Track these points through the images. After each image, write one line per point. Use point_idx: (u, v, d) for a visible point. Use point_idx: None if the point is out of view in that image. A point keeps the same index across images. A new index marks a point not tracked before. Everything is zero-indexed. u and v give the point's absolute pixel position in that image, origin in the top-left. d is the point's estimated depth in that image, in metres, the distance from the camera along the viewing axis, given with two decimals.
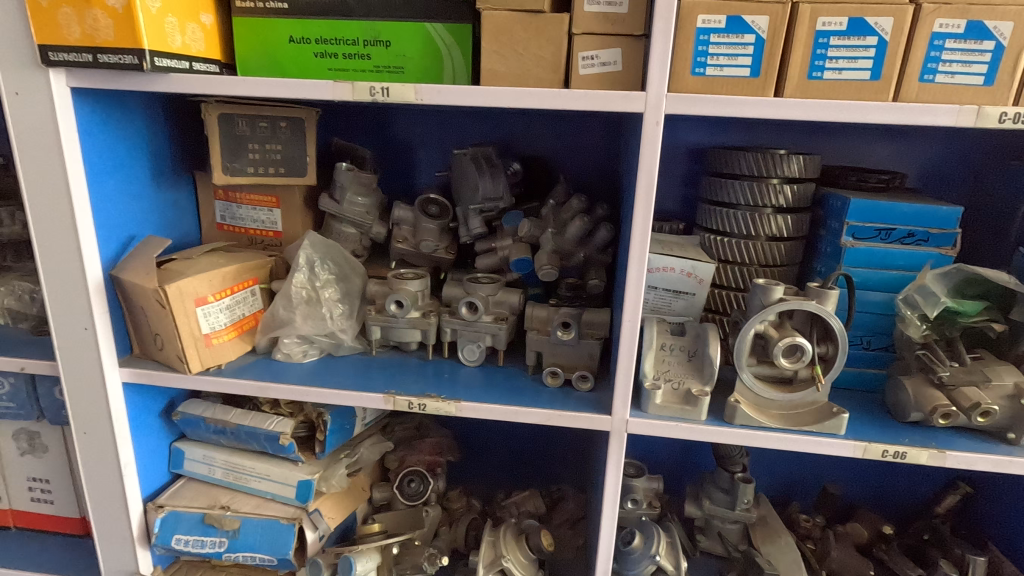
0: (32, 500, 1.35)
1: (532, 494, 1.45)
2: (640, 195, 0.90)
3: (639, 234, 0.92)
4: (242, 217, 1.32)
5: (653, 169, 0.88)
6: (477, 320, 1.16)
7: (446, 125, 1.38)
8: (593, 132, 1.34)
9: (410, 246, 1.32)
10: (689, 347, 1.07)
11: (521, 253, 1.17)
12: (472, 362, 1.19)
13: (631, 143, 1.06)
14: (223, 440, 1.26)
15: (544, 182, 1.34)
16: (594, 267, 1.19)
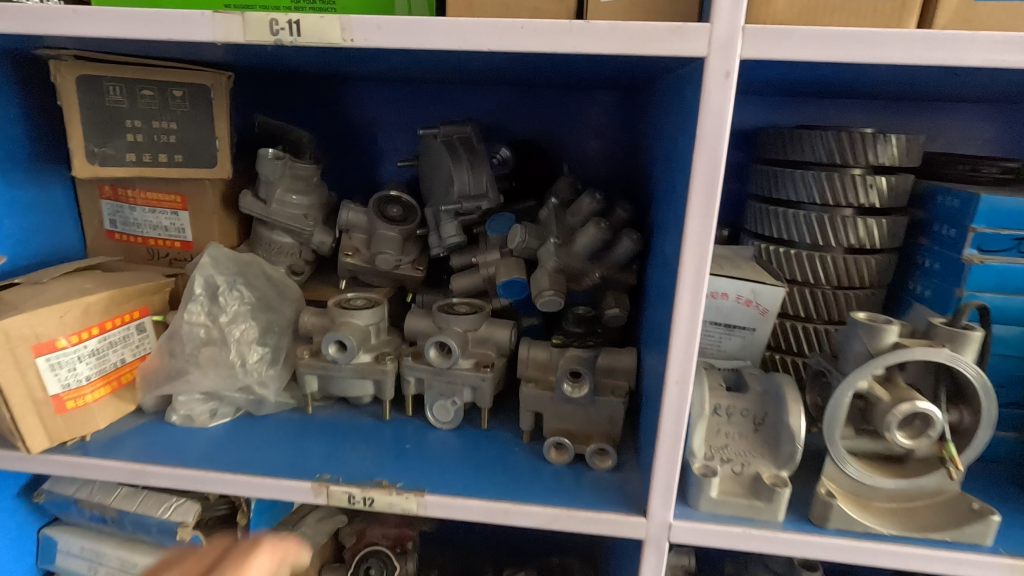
0: None
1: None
2: (697, 193, 0.57)
3: (693, 256, 0.59)
4: (138, 223, 0.99)
5: (719, 151, 0.55)
6: (452, 367, 0.83)
7: (414, 101, 1.06)
8: (604, 109, 1.02)
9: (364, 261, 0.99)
10: (756, 411, 0.74)
11: (512, 272, 0.84)
12: (445, 424, 0.86)
13: (669, 115, 0.72)
14: (107, 528, 0.92)
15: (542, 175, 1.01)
16: (613, 291, 0.85)
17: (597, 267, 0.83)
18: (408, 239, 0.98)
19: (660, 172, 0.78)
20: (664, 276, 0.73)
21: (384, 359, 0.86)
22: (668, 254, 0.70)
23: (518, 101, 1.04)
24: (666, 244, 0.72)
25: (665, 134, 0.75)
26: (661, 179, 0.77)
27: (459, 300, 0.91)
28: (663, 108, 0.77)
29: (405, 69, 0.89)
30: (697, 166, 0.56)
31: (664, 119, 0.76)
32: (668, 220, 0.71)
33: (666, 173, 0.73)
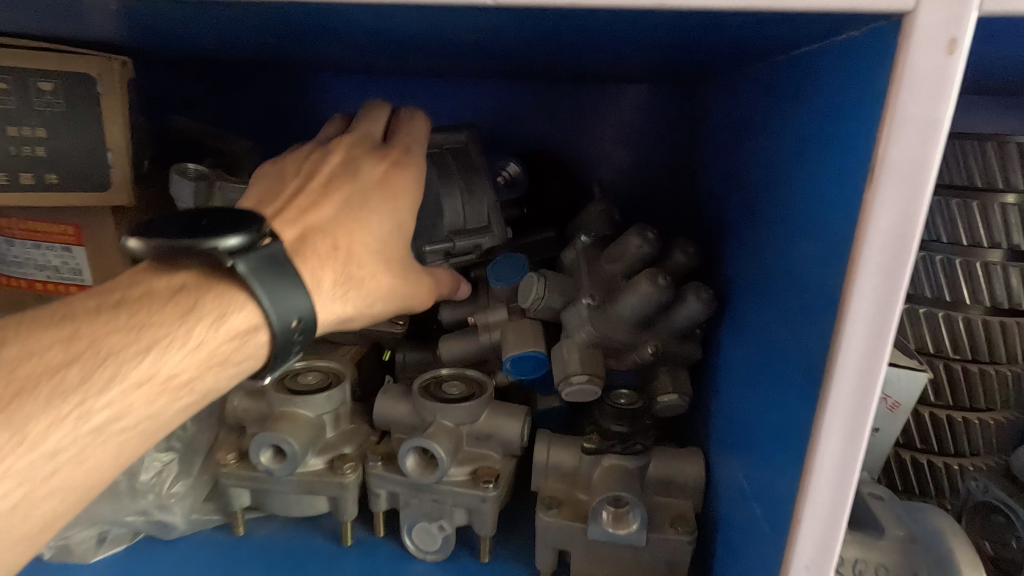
0: None
1: None
2: (869, 264, 0.31)
3: (850, 371, 0.33)
4: (19, 262, 0.72)
5: (919, 190, 0.30)
6: (436, 481, 0.58)
7: (394, 99, 0.81)
8: (645, 110, 0.78)
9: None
10: (902, 570, 0.47)
11: (524, 344, 0.59)
12: (428, 556, 0.61)
13: (782, 119, 0.47)
14: None
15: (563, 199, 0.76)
16: (669, 369, 0.60)
17: (647, 338, 0.57)
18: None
19: (754, 205, 0.53)
20: (765, 368, 0.47)
21: (342, 467, 0.60)
22: (776, 341, 0.45)
23: (532, 100, 0.80)
24: (769, 321, 0.47)
25: (770, 149, 0.49)
26: (758, 216, 0.51)
27: (451, 373, 0.66)
28: (766, 109, 0.52)
29: (377, 54, 0.64)
30: (874, 216, 0.31)
31: (767, 126, 0.51)
32: (775, 285, 0.45)
33: (770, 209, 0.48)
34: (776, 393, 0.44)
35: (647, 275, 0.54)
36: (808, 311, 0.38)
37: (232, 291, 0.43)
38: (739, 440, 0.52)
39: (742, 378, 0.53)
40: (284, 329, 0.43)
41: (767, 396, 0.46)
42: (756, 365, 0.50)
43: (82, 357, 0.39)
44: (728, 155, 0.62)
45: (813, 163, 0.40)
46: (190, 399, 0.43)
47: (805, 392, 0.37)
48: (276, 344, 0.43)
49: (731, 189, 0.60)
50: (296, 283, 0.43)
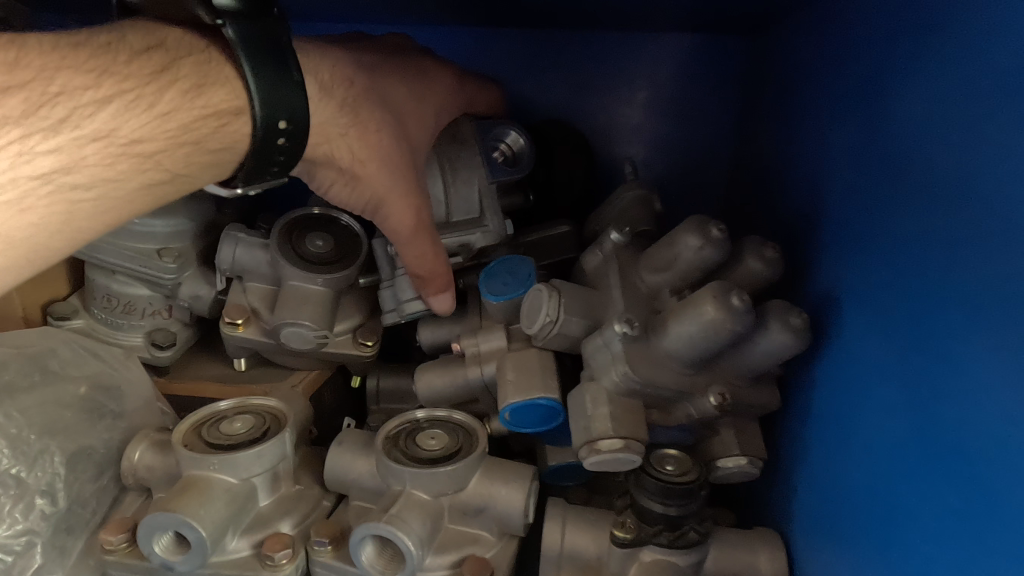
0: None
1: None
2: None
3: None
4: None
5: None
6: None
7: None
8: (693, 64, 0.60)
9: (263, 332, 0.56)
10: None
11: (528, 386, 0.42)
12: None
13: (1007, 43, 0.29)
14: None
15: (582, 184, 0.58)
16: (735, 422, 0.42)
17: (708, 381, 0.40)
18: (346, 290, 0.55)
19: (903, 185, 0.35)
20: (940, 440, 0.30)
21: (274, 556, 0.43)
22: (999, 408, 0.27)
23: (543, 52, 0.61)
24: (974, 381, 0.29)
25: (956, 102, 0.32)
26: (916, 203, 0.34)
27: (438, 414, 0.48)
28: (934, 41, 0.34)
29: None
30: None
31: (945, 62, 0.33)
32: (994, 316, 0.28)
33: (979, 205, 0.30)
34: (994, 493, 0.27)
35: (714, 292, 0.36)
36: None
37: (220, 71, 0.36)
38: (863, 536, 0.35)
39: (864, 442, 0.36)
40: (270, 128, 0.37)
41: (966, 492, 0.29)
42: (906, 429, 0.33)
43: (31, 88, 0.30)
44: (828, 116, 0.44)
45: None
46: (160, 175, 0.35)
47: None
48: (256, 146, 0.37)
49: (838, 162, 0.42)
50: (295, 76, 0.37)
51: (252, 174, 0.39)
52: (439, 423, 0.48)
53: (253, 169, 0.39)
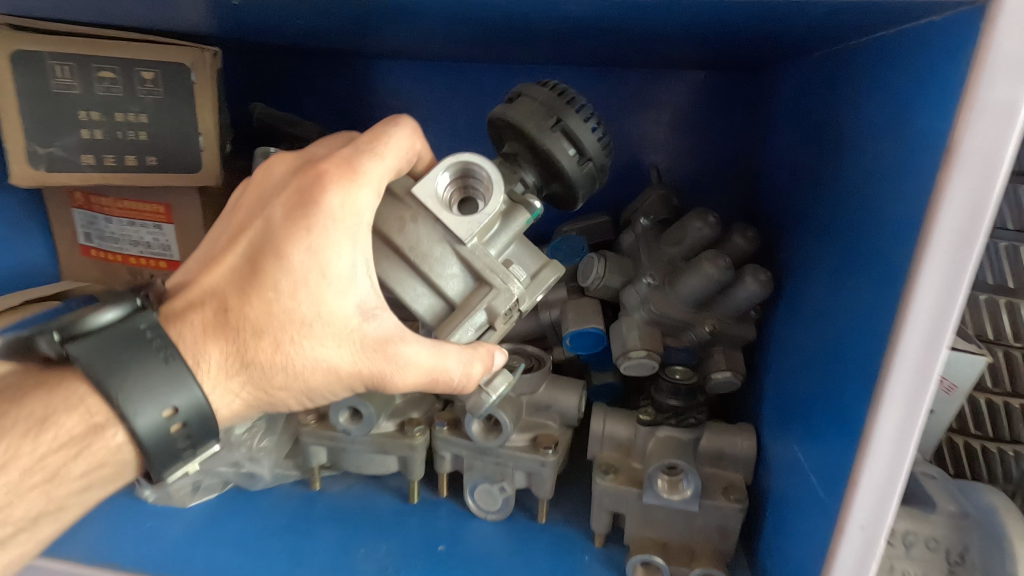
0: None
1: None
2: (951, 205, 0.32)
3: (916, 339, 0.35)
4: (116, 238, 0.80)
5: (1013, 122, 0.31)
6: (502, 445, 0.62)
7: (451, 85, 0.82)
8: (704, 95, 0.79)
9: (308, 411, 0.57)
10: (952, 543, 0.50)
11: (585, 321, 0.62)
12: (492, 513, 0.65)
13: (844, 97, 0.49)
14: None
15: (585, 166, 0.51)
16: (725, 349, 0.62)
17: (707, 319, 0.60)
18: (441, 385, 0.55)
19: (812, 184, 0.54)
20: (818, 336, 0.50)
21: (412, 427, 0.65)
22: (838, 299, 0.46)
23: (594, 87, 0.81)
24: (829, 299, 0.48)
25: (829, 131, 0.51)
26: (814, 197, 0.53)
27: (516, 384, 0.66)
28: (826, 92, 0.53)
29: (444, 42, 0.66)
30: (956, 166, 0.32)
31: (827, 108, 0.52)
32: (836, 258, 0.47)
33: (834, 194, 0.49)
34: (831, 362, 0.46)
35: (708, 256, 0.56)
36: (882, 262, 0.39)
37: (69, 396, 0.41)
38: (800, 419, 0.52)
39: (795, 350, 0.55)
40: (160, 420, 0.41)
41: (823, 361, 0.48)
42: (809, 339, 0.52)
43: None
44: (787, 138, 0.63)
45: (891, 125, 0.40)
46: (46, 504, 0.42)
47: (866, 360, 0.40)
48: (151, 448, 0.41)
49: (789, 171, 0.61)
50: (160, 353, 0.42)
51: (160, 463, 0.42)
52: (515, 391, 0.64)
53: (159, 460, 0.42)
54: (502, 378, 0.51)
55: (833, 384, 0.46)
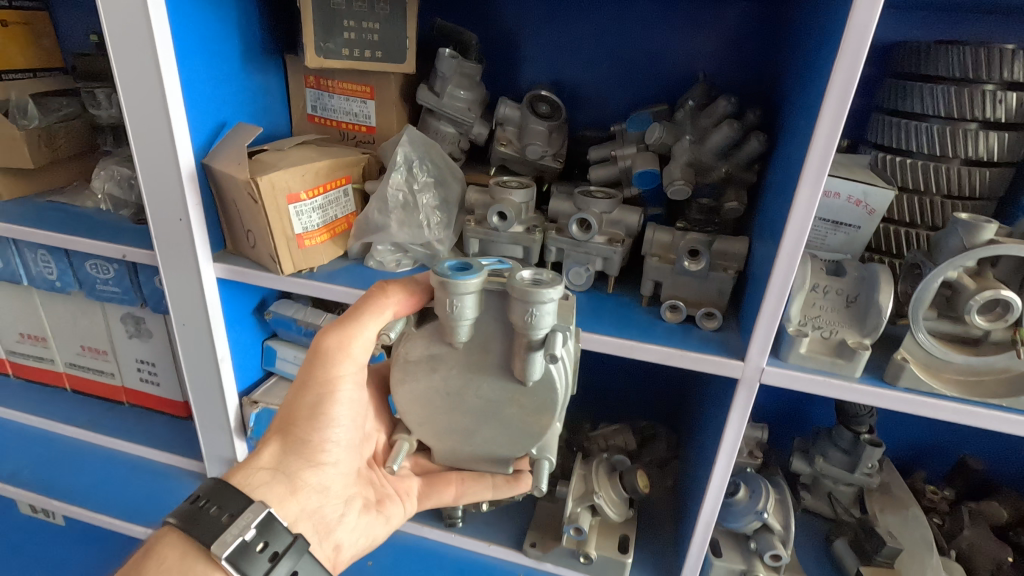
0: (141, 380, 1.47)
1: (622, 428, 1.37)
2: (838, 77, 0.69)
3: (821, 145, 0.73)
4: (334, 109, 1.20)
5: (866, 37, 0.67)
6: (589, 240, 1.02)
7: (562, 8, 1.16)
8: (745, 20, 1.10)
9: (413, 411, 0.78)
10: (848, 291, 0.88)
11: (647, 165, 1.00)
12: (578, 286, 1.06)
13: (812, 21, 0.83)
14: None
15: None
16: (734, 187, 1.00)
17: (724, 164, 0.98)
18: (501, 346, 0.73)
19: (793, 78, 0.90)
20: (786, 165, 0.88)
21: (541, 473, 0.78)
22: (797, 140, 0.84)
23: (665, 10, 1.13)
24: (792, 143, 0.86)
25: (802, 44, 0.87)
26: (793, 85, 0.89)
27: (549, 313, 0.67)
28: (805, 19, 0.88)
29: None
30: (843, 56, 0.68)
31: (804, 29, 0.87)
32: (798, 117, 0.84)
33: (801, 81, 0.85)
34: (788, 177, 0.85)
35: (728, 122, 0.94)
36: (813, 110, 0.76)
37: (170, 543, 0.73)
38: (773, 217, 0.91)
39: (774, 180, 0.93)
40: (221, 512, 0.75)
41: (787, 177, 0.86)
42: (782, 170, 0.90)
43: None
44: (786, 49, 0.97)
45: (826, 37, 0.76)
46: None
47: (800, 164, 0.78)
48: (219, 532, 0.73)
49: (784, 71, 0.96)
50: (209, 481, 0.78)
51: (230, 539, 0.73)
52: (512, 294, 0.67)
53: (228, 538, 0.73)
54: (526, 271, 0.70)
55: (788, 187, 0.84)
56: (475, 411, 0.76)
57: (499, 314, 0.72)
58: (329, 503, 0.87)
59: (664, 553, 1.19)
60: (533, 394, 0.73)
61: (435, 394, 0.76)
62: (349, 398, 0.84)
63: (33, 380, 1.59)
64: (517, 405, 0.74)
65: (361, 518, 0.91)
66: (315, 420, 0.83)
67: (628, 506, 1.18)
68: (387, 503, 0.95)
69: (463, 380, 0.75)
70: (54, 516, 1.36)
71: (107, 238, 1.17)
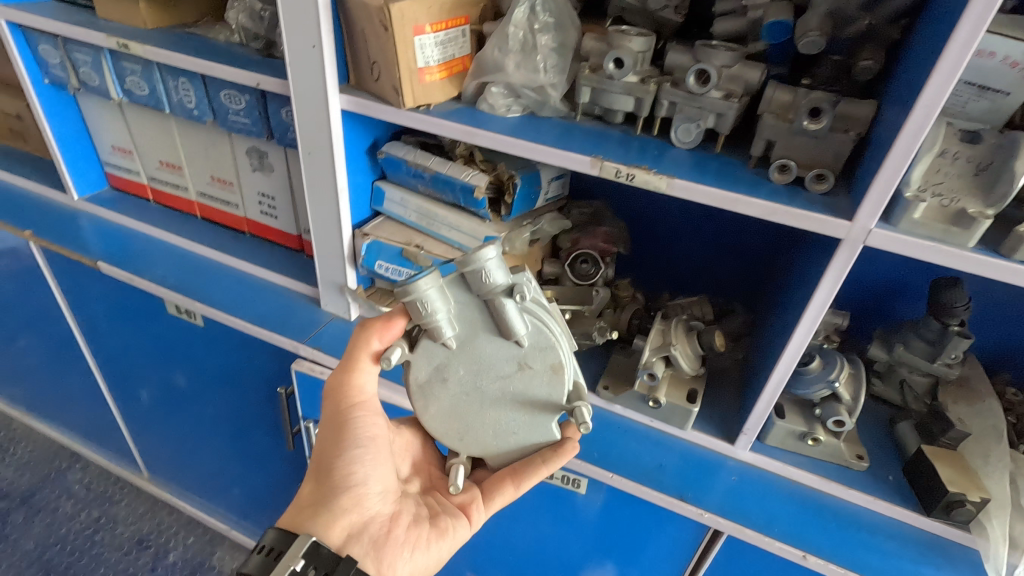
0: (262, 212, 1.63)
1: (701, 300, 1.41)
2: None
3: None
4: None
5: None
6: (705, 93, 1.00)
7: None
8: None
9: (448, 430, 0.97)
10: (982, 159, 0.85)
11: (780, 15, 0.95)
12: (684, 143, 1.07)
13: None
14: (421, 186, 1.34)
15: None
16: (872, 44, 0.94)
17: (867, 16, 0.92)
18: (483, 320, 0.89)
19: None
20: (941, 14, 0.82)
21: (581, 411, 0.90)
22: None
23: None
24: None
25: None
26: None
27: (496, 268, 0.84)
28: None
29: None
30: None
31: None
32: None
33: None
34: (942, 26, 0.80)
35: None
36: None
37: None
38: (913, 74, 0.87)
39: (922, 33, 0.87)
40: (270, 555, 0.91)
41: (940, 26, 0.81)
42: (934, 20, 0.84)
43: None
44: None
45: None
46: None
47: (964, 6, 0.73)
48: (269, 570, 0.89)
49: None
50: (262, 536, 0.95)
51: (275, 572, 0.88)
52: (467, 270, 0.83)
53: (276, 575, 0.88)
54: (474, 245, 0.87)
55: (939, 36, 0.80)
56: (497, 387, 0.93)
57: (470, 302, 0.89)
58: (371, 519, 1.00)
59: (727, 410, 1.28)
60: (533, 351, 0.91)
61: (458, 397, 0.94)
62: (365, 428, 1.02)
63: (170, 207, 1.81)
64: (526, 367, 0.91)
65: (411, 532, 1.02)
66: (340, 450, 1.00)
67: (700, 363, 1.25)
68: (441, 519, 1.05)
69: (475, 372, 0.92)
70: (194, 317, 1.57)
71: (243, 67, 1.26)
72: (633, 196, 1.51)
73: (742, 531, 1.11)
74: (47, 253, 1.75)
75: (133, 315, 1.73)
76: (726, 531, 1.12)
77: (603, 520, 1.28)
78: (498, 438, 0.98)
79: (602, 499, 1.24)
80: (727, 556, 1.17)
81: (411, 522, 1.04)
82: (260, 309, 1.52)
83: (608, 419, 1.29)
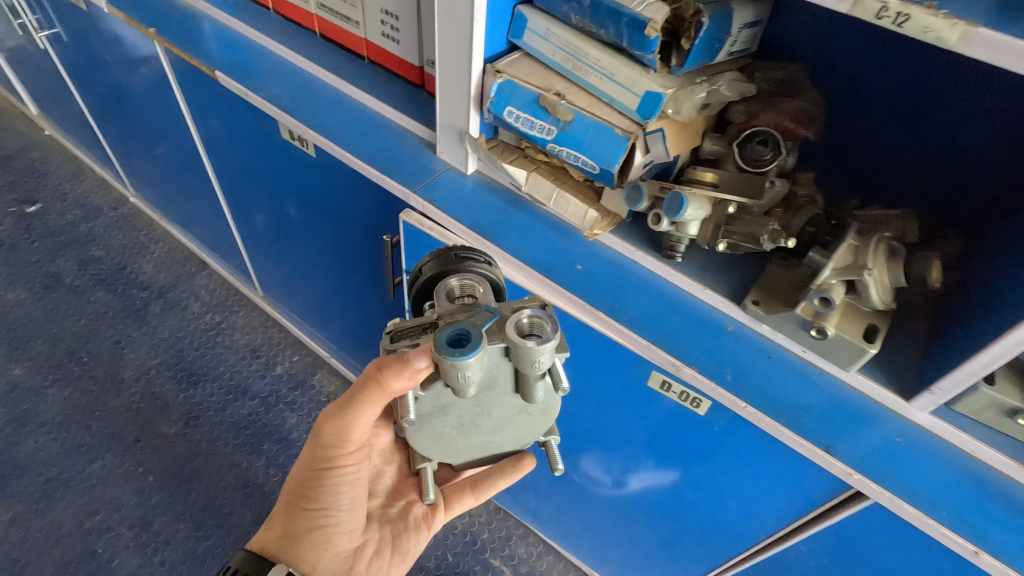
0: (383, 36, 1.43)
1: (908, 215, 1.09)
2: None
3: None
4: None
5: None
6: None
7: None
8: None
9: (427, 446, 0.82)
10: None
11: None
12: None
13: None
14: (574, 16, 1.05)
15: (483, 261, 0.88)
16: None
17: None
18: (507, 378, 0.74)
19: None
20: None
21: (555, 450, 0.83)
22: None
23: None
24: None
25: None
26: None
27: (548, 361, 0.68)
28: None
29: None
30: None
31: None
32: None
33: None
34: None
35: None
36: None
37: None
38: None
39: None
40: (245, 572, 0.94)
41: None
42: None
43: None
44: None
45: None
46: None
47: None
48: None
49: None
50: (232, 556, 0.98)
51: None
52: (518, 354, 0.67)
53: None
54: (528, 315, 0.69)
55: None
56: (491, 424, 0.80)
57: (501, 363, 0.72)
58: (340, 554, 1.00)
59: (907, 358, 1.02)
60: (541, 404, 0.78)
61: (450, 428, 0.80)
62: (350, 472, 0.95)
63: (289, 20, 1.65)
64: (526, 414, 0.79)
65: (375, 563, 1.04)
66: (320, 493, 0.95)
67: (892, 297, 0.98)
68: (403, 542, 1.09)
69: (474, 413, 0.78)
70: (306, 145, 1.47)
71: None
72: (848, 64, 1.15)
73: (897, 504, 0.91)
74: (171, 57, 1.68)
75: (249, 137, 1.67)
76: (873, 497, 0.94)
77: (714, 445, 1.14)
78: (479, 453, 0.85)
79: (721, 424, 1.08)
80: (866, 520, 0.99)
81: (376, 551, 1.05)
82: (371, 147, 1.37)
83: (750, 340, 1.08)
